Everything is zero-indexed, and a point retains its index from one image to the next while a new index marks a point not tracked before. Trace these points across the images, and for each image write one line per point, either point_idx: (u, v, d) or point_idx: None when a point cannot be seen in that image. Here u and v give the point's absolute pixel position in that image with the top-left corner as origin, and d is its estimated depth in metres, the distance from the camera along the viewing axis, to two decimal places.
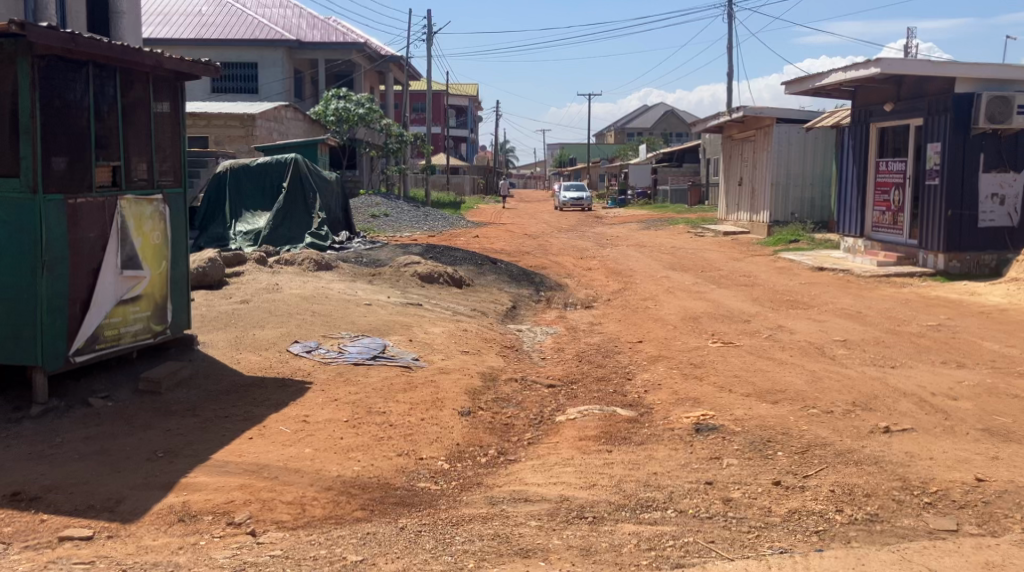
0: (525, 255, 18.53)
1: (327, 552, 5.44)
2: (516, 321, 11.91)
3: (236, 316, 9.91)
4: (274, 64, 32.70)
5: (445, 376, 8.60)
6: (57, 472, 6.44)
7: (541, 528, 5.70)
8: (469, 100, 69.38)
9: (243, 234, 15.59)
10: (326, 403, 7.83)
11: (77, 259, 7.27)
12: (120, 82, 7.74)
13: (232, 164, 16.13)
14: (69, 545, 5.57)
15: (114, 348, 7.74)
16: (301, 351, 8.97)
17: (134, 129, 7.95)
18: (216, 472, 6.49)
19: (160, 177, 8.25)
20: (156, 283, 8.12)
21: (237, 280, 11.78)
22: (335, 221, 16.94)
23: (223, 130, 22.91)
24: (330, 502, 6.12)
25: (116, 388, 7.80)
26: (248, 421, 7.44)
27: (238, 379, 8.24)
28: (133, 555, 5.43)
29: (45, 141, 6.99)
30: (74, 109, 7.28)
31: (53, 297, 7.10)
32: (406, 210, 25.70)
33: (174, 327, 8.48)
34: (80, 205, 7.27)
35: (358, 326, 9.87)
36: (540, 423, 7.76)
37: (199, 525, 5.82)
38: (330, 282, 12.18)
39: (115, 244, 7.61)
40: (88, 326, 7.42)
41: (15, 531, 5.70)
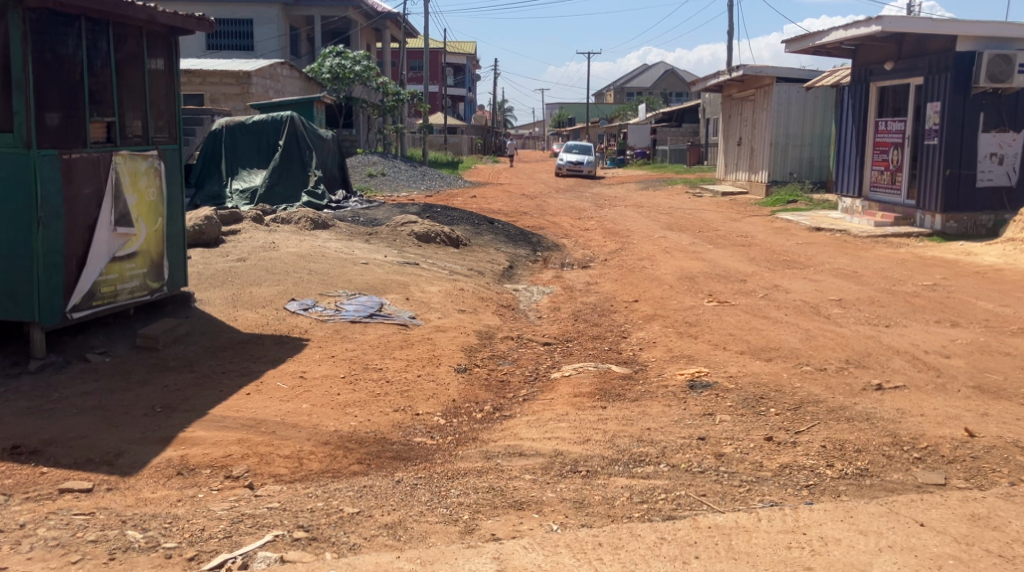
0: (523, 215, 18.54)
1: (324, 504, 5.52)
2: (514, 281, 11.93)
3: (234, 273, 9.94)
4: (270, 20, 32.36)
5: (443, 334, 8.65)
6: (56, 426, 6.50)
7: (535, 481, 5.78)
8: (467, 58, 68.92)
9: (239, 192, 15.55)
10: (323, 359, 7.89)
11: (72, 215, 7.28)
12: (113, 36, 7.71)
13: (228, 121, 16.03)
14: (70, 497, 5.65)
15: (111, 305, 7.78)
16: (298, 309, 9.01)
17: (128, 84, 7.93)
18: (214, 426, 6.56)
19: (155, 134, 8.24)
20: (152, 240, 8.15)
21: (234, 238, 11.79)
22: (331, 179, 16.89)
23: (219, 88, 22.81)
24: (327, 456, 6.19)
25: (113, 344, 7.85)
26: (246, 377, 7.50)
27: (235, 336, 8.29)
28: (132, 507, 5.51)
29: (39, 96, 6.97)
30: (68, 64, 7.25)
31: (48, 253, 7.11)
32: (404, 169, 25.63)
33: (172, 284, 8.54)
34: (75, 160, 7.24)
35: (355, 285, 9.91)
36: (535, 380, 7.83)
37: (197, 478, 5.89)
38: (326, 241, 12.18)
39: (109, 201, 7.60)
40: (84, 283, 7.45)
41: (16, 484, 5.77)
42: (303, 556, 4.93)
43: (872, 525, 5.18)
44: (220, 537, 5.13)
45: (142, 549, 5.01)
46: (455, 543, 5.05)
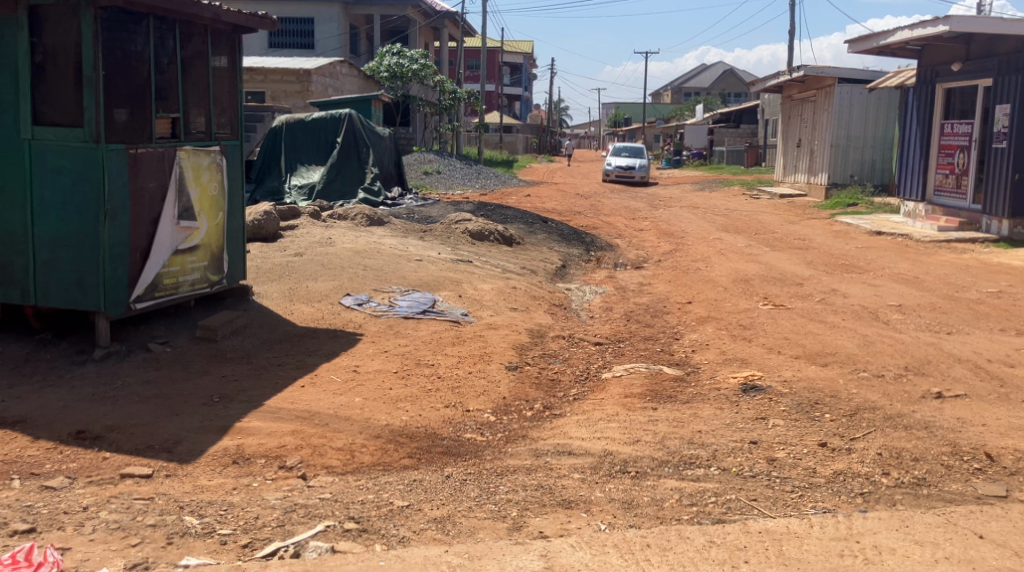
0: (578, 215, 18.53)
1: (375, 497, 5.61)
2: (566, 281, 11.96)
3: (291, 268, 10.10)
4: (330, 20, 32.73)
5: (493, 332, 8.70)
6: (119, 412, 6.70)
7: (584, 480, 5.81)
8: (524, 58, 69.00)
9: (298, 187, 15.79)
10: (376, 354, 8.00)
11: (137, 208, 7.47)
12: (179, 34, 7.89)
13: (288, 118, 16.28)
14: (131, 482, 5.82)
15: (173, 297, 7.98)
16: (353, 304, 9.14)
17: (193, 82, 8.11)
18: (269, 417, 6.69)
19: (217, 130, 8.42)
20: (213, 234, 8.33)
21: (292, 233, 11.98)
22: (387, 177, 17.04)
23: (280, 86, 23.16)
24: (378, 449, 6.29)
25: (174, 334, 8.05)
26: (301, 369, 7.64)
27: (291, 329, 8.45)
28: (190, 493, 5.66)
29: (107, 92, 7.18)
30: (136, 61, 7.44)
31: (114, 245, 7.31)
32: (459, 167, 25.78)
33: (232, 278, 8.72)
34: (140, 155, 7.44)
35: (408, 281, 10.02)
36: (586, 379, 7.85)
37: (252, 467, 6.03)
38: (381, 237, 12.32)
39: (173, 195, 7.79)
40: (147, 275, 7.64)
41: (80, 467, 5.96)
42: (354, 546, 5.02)
43: (928, 535, 5.13)
44: (273, 526, 5.25)
45: (198, 534, 5.15)
46: (503, 539, 5.10)
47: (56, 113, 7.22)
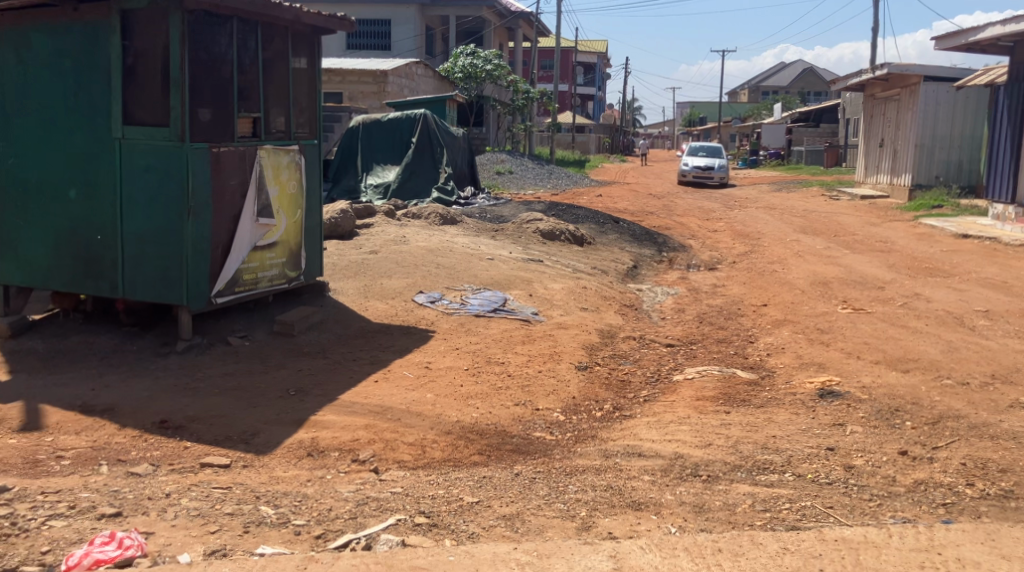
0: (651, 215, 18.44)
1: (445, 492, 5.69)
2: (638, 281, 11.92)
3: (365, 265, 10.27)
4: (407, 21, 33.08)
5: (564, 331, 8.74)
6: (199, 403, 6.91)
7: (654, 483, 5.81)
8: (598, 57, 68.77)
9: (373, 186, 16.05)
10: (447, 351, 8.09)
11: (219, 206, 7.68)
12: (261, 36, 8.09)
13: (365, 119, 16.52)
14: (210, 471, 6.00)
15: (252, 292, 8.18)
16: (425, 302, 9.26)
17: (274, 82, 8.30)
18: (343, 411, 6.83)
19: (296, 130, 8.61)
20: (291, 231, 8.52)
21: (367, 232, 12.17)
22: (461, 176, 17.17)
23: (357, 87, 23.50)
24: (449, 445, 6.38)
25: (253, 329, 8.27)
26: (373, 365, 7.77)
27: (365, 326, 8.60)
28: (266, 484, 5.81)
29: (192, 93, 7.40)
30: (220, 62, 7.66)
31: (197, 241, 7.53)
32: (531, 167, 25.85)
33: (309, 274, 8.91)
34: (223, 154, 7.65)
35: (480, 280, 10.11)
36: (657, 381, 7.83)
37: (326, 460, 6.16)
38: (454, 236, 12.44)
39: (253, 193, 7.99)
40: (228, 270, 7.85)
41: (163, 455, 6.17)
42: (424, 541, 5.10)
43: (1015, 550, 5.00)
44: (346, 518, 5.37)
45: (273, 524, 5.28)
46: (572, 539, 5.13)
47: (144, 113, 7.47)
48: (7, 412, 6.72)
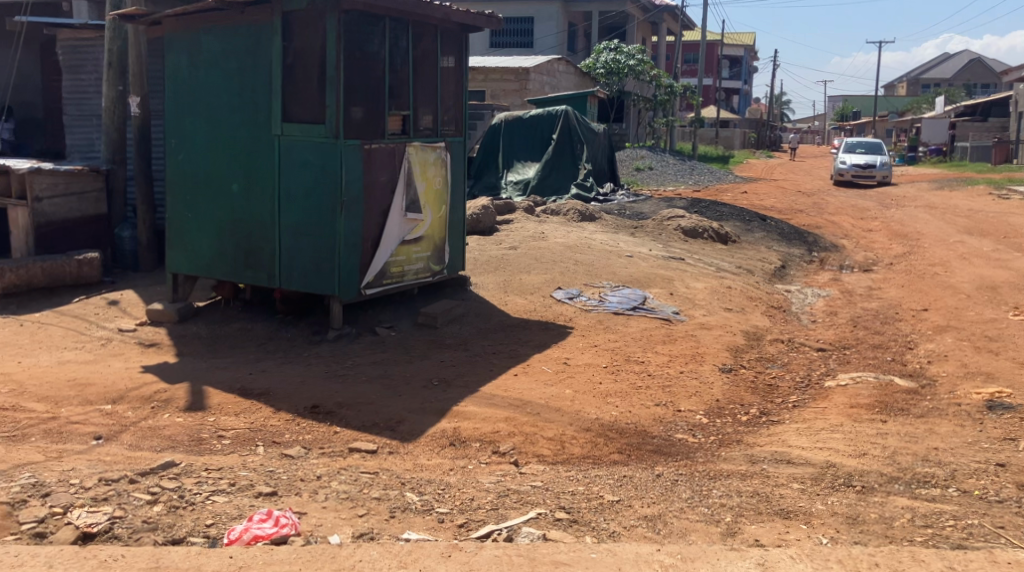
0: (798, 214, 17.93)
1: (586, 489, 5.70)
2: (785, 282, 11.62)
3: (506, 261, 10.38)
4: (549, 18, 33.20)
5: (707, 332, 8.61)
6: (347, 390, 7.13)
7: (804, 491, 5.66)
8: (745, 51, 67.24)
9: (514, 183, 16.24)
10: (587, 348, 8.09)
11: (370, 200, 7.90)
12: (412, 35, 8.27)
13: (506, 115, 16.70)
14: (357, 456, 6.19)
15: (399, 284, 8.39)
16: (564, 298, 9.28)
17: (423, 80, 8.48)
18: (484, 403, 6.92)
19: (443, 126, 8.77)
20: (436, 226, 8.69)
21: (508, 227, 12.29)
22: (600, 172, 17.13)
23: (499, 84, 23.76)
24: (589, 442, 6.38)
25: (398, 320, 8.48)
26: (513, 358, 7.85)
27: (505, 320, 8.69)
28: (411, 471, 5.95)
29: (347, 91, 7.63)
30: (373, 61, 7.87)
31: (348, 235, 7.76)
32: (673, 163, 25.55)
33: (453, 268, 9.07)
34: (374, 150, 7.87)
35: (620, 277, 10.06)
36: (807, 386, 7.62)
37: (468, 450, 6.26)
38: (593, 233, 12.43)
39: (402, 188, 8.19)
40: (376, 263, 8.07)
41: (313, 439, 6.41)
42: (565, 536, 5.12)
43: None
44: (488, 508, 5.44)
45: (418, 511, 5.40)
46: (717, 544, 5.05)
47: (301, 111, 7.76)
48: (173, 392, 7.10)
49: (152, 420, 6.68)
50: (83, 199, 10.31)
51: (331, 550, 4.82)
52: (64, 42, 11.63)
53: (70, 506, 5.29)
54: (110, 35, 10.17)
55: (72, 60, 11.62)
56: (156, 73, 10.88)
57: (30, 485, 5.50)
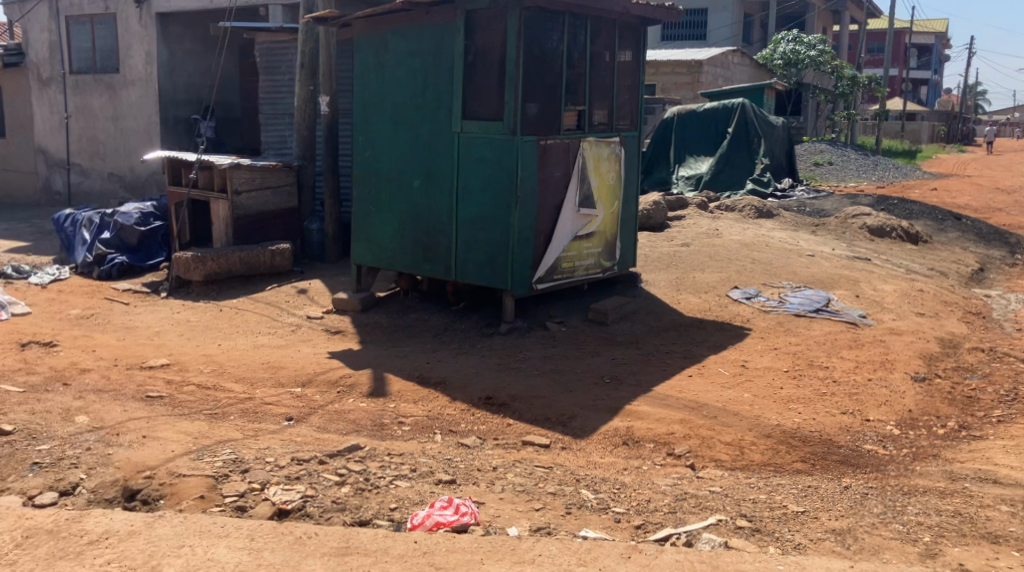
0: (997, 213, 16.79)
1: (768, 497, 5.50)
2: (984, 286, 10.89)
3: (678, 258, 10.19)
4: (724, 8, 32.41)
5: (897, 338, 8.16)
6: (520, 383, 7.17)
7: (1012, 514, 5.27)
8: (935, 38, 63.62)
9: (685, 178, 15.90)
10: (766, 351, 7.83)
11: (544, 196, 7.91)
12: (591, 30, 8.21)
13: (680, 109, 16.43)
14: (531, 449, 6.20)
15: (570, 280, 8.36)
16: (741, 298, 9.03)
17: (600, 75, 8.41)
18: (658, 403, 6.81)
19: (618, 121, 8.68)
20: (609, 221, 8.62)
21: (680, 224, 12.08)
22: (777, 167, 16.57)
23: (671, 78, 23.43)
24: (770, 449, 6.16)
25: (569, 315, 8.46)
26: (688, 359, 7.69)
27: (678, 318, 8.53)
28: (585, 468, 5.91)
29: (524, 88, 7.66)
30: (551, 57, 7.86)
31: (522, 231, 7.79)
32: (854, 158, 24.45)
33: (623, 265, 8.98)
34: (549, 146, 7.87)
35: (801, 277, 9.69)
36: (1012, 401, 7.10)
37: (642, 450, 6.17)
38: (771, 230, 12.03)
39: (575, 183, 8.16)
40: (548, 258, 8.08)
41: (488, 430, 6.46)
42: (748, 545, 4.96)
43: None
44: (666, 511, 5.34)
45: (594, 509, 5.36)
46: (915, 565, 4.76)
47: (480, 108, 7.85)
48: (356, 377, 7.34)
49: (338, 404, 6.92)
50: (277, 192, 10.80)
51: (512, 542, 4.84)
52: (262, 45, 12.27)
53: (267, 483, 5.58)
54: (304, 37, 10.53)
55: (268, 62, 12.25)
56: (345, 73, 11.29)
57: (231, 461, 5.83)
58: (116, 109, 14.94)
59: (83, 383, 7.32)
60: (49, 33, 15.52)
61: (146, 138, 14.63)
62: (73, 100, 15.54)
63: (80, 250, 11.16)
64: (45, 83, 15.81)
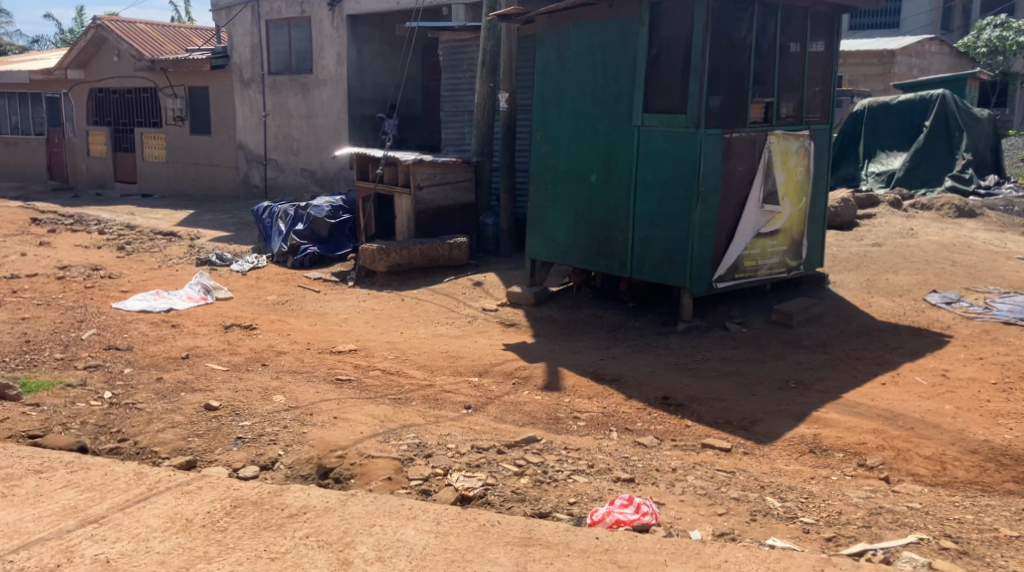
0: None
1: (974, 518, 5.10)
2: None
3: (869, 258, 9.68)
4: None
5: None
6: (699, 383, 6.96)
7: None
8: None
9: (876, 174, 15.19)
10: (968, 360, 7.30)
11: (727, 190, 7.65)
12: (782, 19, 7.87)
13: (872, 101, 15.62)
14: (712, 452, 6.00)
15: (752, 279, 8.06)
16: (940, 302, 8.46)
17: (790, 66, 8.06)
18: (849, 411, 6.46)
19: (808, 114, 8.30)
20: (795, 219, 8.27)
21: (870, 222, 11.48)
22: (981, 163, 15.44)
23: (859, 69, 22.36)
24: (975, 466, 5.72)
25: (750, 316, 8.17)
26: (881, 366, 7.27)
27: (870, 323, 8.08)
28: (769, 475, 5.66)
29: (709, 80, 7.44)
30: (739, 47, 7.59)
31: (703, 226, 7.57)
32: None
33: (810, 264, 8.61)
34: (734, 139, 7.61)
35: (1008, 283, 9.00)
36: None
37: (831, 460, 5.86)
38: (974, 231, 11.26)
39: (761, 179, 7.86)
40: (730, 256, 7.81)
41: (666, 430, 6.30)
42: (954, 568, 4.60)
43: None
44: (860, 525, 5.04)
45: (782, 518, 5.12)
46: None
47: (662, 101, 7.68)
48: (531, 370, 7.33)
49: (514, 396, 6.92)
50: (457, 187, 10.89)
51: (696, 545, 4.69)
52: (446, 43, 12.50)
53: (449, 469, 5.67)
54: (486, 34, 10.65)
55: (451, 60, 12.49)
56: (525, 69, 11.33)
57: (415, 445, 5.96)
58: (309, 107, 15.62)
59: (278, 364, 7.67)
60: (252, 36, 16.41)
61: (335, 135, 15.21)
62: (269, 98, 16.33)
63: (277, 241, 11.69)
64: (246, 84, 16.72)
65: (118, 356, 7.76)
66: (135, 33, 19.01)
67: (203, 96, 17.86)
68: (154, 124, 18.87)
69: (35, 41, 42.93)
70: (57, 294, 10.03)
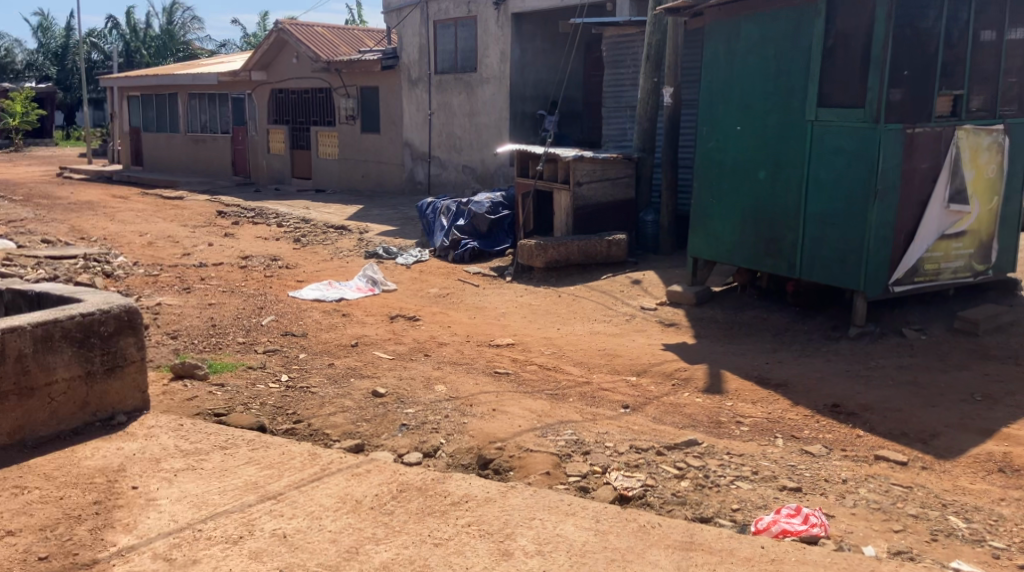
0: None
1: None
2: None
3: None
4: None
5: None
6: (873, 392, 6.68)
7: None
8: None
9: None
10: None
11: (908, 189, 7.29)
12: (975, 7, 7.42)
13: None
14: (887, 465, 5.73)
15: (934, 283, 7.67)
16: None
17: (983, 57, 7.59)
18: None
19: (1002, 108, 7.80)
20: (984, 220, 7.83)
21: None
22: None
23: None
24: None
25: (930, 323, 7.77)
26: None
27: None
28: (951, 493, 5.37)
29: (892, 72, 7.10)
30: (926, 37, 7.19)
31: (880, 226, 7.24)
32: None
33: (999, 268, 8.12)
34: (918, 135, 7.24)
35: None
36: None
37: (1021, 481, 5.50)
38: None
39: (946, 177, 7.45)
40: (910, 258, 7.45)
41: (836, 439, 6.08)
42: None
43: None
44: None
45: (966, 540, 4.85)
46: None
47: (839, 95, 7.39)
48: (693, 371, 7.22)
49: (674, 397, 6.83)
50: (616, 184, 10.84)
51: (870, 562, 4.50)
52: (610, 39, 12.45)
53: (608, 467, 5.65)
54: (652, 29, 10.57)
55: (614, 56, 12.45)
56: (691, 65, 11.16)
57: (573, 442, 5.97)
58: (472, 105, 15.89)
59: (441, 355, 7.84)
60: (420, 37, 16.83)
61: (497, 132, 15.41)
62: (435, 97, 16.70)
63: (439, 235, 11.96)
64: (414, 83, 17.16)
65: (293, 342, 8.12)
66: (312, 35, 19.83)
67: (373, 95, 18.46)
68: (327, 123, 19.65)
69: (222, 46, 45.55)
70: (238, 282, 10.59)
